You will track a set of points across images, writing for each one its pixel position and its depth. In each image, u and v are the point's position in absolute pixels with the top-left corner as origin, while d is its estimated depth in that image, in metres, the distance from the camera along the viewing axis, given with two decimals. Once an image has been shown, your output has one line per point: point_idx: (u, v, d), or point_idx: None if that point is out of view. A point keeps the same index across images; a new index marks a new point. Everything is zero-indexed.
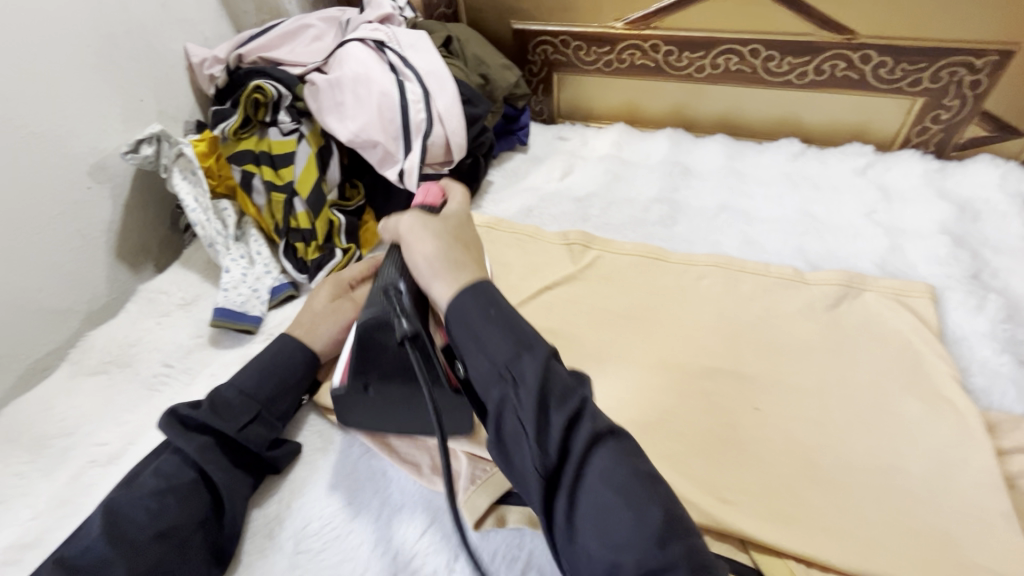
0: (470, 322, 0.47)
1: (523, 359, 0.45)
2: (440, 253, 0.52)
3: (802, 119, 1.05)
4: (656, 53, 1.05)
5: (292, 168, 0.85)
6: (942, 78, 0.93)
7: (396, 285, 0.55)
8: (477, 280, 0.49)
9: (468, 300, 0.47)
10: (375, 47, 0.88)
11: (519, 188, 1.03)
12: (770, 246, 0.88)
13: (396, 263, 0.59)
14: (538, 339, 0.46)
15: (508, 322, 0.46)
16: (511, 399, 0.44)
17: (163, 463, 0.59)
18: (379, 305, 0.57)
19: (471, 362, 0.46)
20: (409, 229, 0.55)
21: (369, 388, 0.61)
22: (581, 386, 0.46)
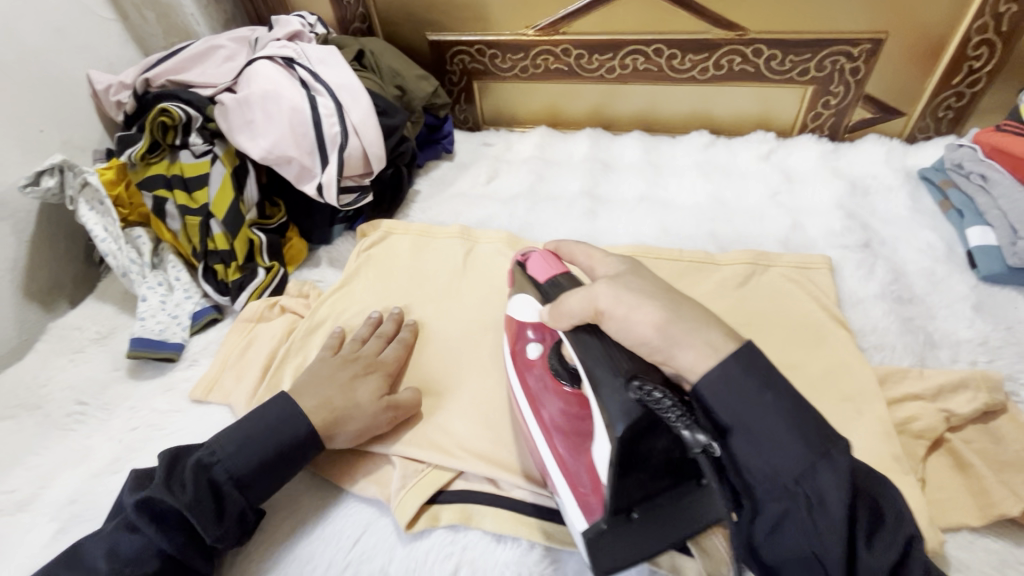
0: (748, 417, 0.42)
1: (819, 471, 0.41)
2: (670, 319, 0.46)
3: (710, 112, 1.12)
4: (568, 57, 1.09)
5: (206, 190, 0.84)
6: (827, 67, 1.01)
7: (638, 381, 0.44)
8: (739, 345, 0.45)
9: (737, 372, 0.43)
10: (284, 64, 0.88)
11: (446, 195, 1.04)
12: (685, 232, 0.93)
13: (603, 349, 0.48)
14: (834, 442, 0.42)
15: (796, 408, 0.43)
16: (802, 510, 0.42)
17: (121, 542, 0.53)
18: (630, 409, 0.44)
19: (761, 466, 0.42)
20: (616, 298, 0.48)
21: (633, 513, 0.47)
22: (891, 516, 0.45)
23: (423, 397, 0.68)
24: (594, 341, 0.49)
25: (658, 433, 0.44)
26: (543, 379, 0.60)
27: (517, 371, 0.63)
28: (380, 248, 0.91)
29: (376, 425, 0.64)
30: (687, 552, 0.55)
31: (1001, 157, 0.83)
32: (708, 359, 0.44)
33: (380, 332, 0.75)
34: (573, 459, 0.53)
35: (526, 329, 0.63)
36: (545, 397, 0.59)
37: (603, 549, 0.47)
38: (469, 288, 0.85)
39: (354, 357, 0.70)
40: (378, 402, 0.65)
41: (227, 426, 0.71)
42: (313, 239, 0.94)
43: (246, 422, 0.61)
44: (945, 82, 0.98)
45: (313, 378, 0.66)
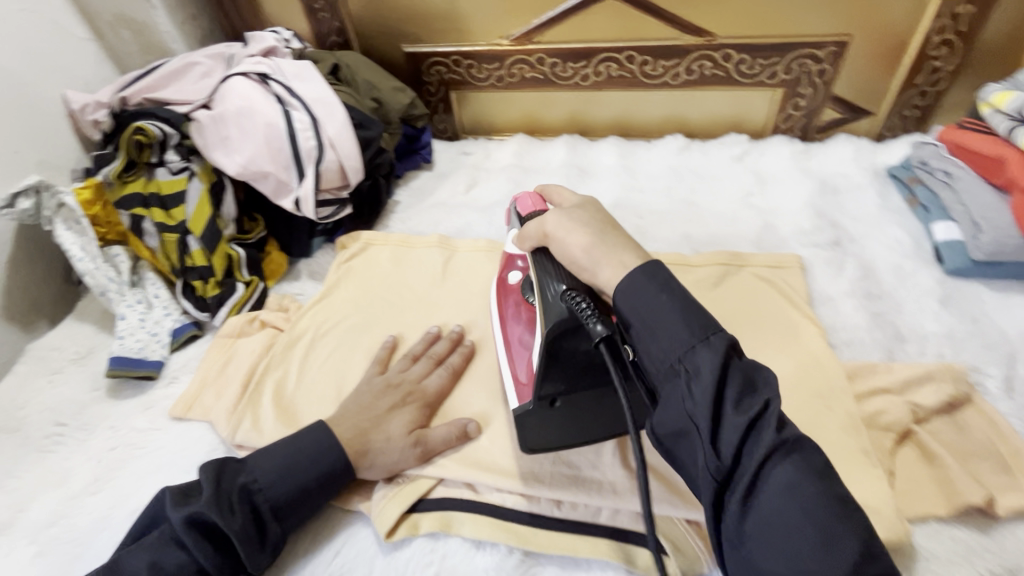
0: (645, 309, 0.48)
1: (698, 351, 0.45)
2: (595, 243, 0.55)
3: (684, 116, 1.13)
4: (542, 65, 1.11)
5: (184, 207, 0.84)
6: (795, 69, 1.03)
7: (569, 291, 0.55)
8: (648, 263, 0.51)
9: (641, 279, 0.49)
10: (259, 80, 0.89)
11: (425, 205, 1.05)
12: (661, 235, 0.94)
13: (543, 262, 0.60)
14: (716, 329, 0.46)
15: (686, 306, 0.47)
16: (679, 383, 0.45)
17: (163, 558, 0.52)
18: (556, 310, 0.56)
19: (650, 349, 0.48)
20: (558, 225, 0.58)
21: (558, 401, 0.58)
22: (760, 382, 0.44)
23: (457, 436, 0.65)
24: (540, 261, 0.60)
25: (576, 334, 0.56)
26: (515, 303, 0.69)
27: (498, 299, 0.72)
28: (359, 260, 0.92)
29: (403, 461, 0.62)
30: (661, 551, 0.57)
31: (962, 154, 0.84)
32: (620, 272, 0.52)
33: (432, 353, 0.73)
34: (521, 362, 0.64)
35: (515, 258, 0.70)
36: (516, 317, 0.68)
37: (531, 425, 0.58)
38: (448, 296, 0.86)
39: (397, 383, 0.68)
40: (408, 437, 0.63)
41: (207, 441, 0.71)
42: (293, 252, 0.94)
43: (290, 446, 0.60)
44: (909, 82, 1.01)
45: (353, 407, 0.65)
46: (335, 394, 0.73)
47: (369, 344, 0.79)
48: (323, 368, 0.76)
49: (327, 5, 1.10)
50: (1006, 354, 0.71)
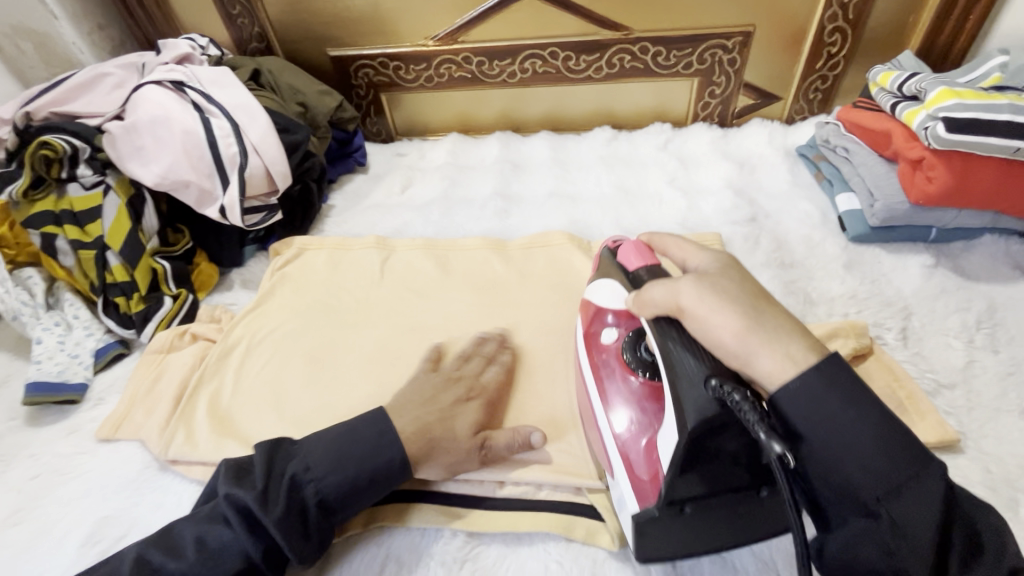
0: (823, 430, 0.42)
1: (911, 488, 0.40)
2: (752, 327, 0.46)
3: (611, 108, 1.18)
4: (469, 64, 1.13)
5: (99, 222, 0.81)
6: (708, 59, 1.09)
7: (714, 378, 0.43)
8: (825, 359, 0.44)
9: (817, 384, 0.43)
10: (174, 87, 0.86)
11: (361, 208, 1.04)
12: (593, 222, 0.98)
13: (675, 338, 0.48)
14: (923, 462, 0.41)
15: (884, 425, 0.42)
16: (882, 527, 0.40)
17: (209, 535, 0.53)
18: (707, 404, 0.43)
19: (844, 476, 0.42)
20: (698, 299, 0.48)
21: (687, 507, 0.47)
22: (985, 530, 0.41)
23: (522, 444, 0.62)
24: (663, 332, 0.49)
25: (727, 433, 0.44)
26: (613, 367, 0.58)
27: (587, 355, 0.61)
28: (295, 265, 0.90)
29: (467, 463, 0.61)
30: (598, 518, 0.60)
31: (857, 131, 0.91)
32: (787, 367, 0.44)
33: (484, 350, 0.72)
34: (633, 447, 0.52)
35: (605, 312, 0.61)
36: (612, 379, 0.57)
37: (652, 538, 0.48)
38: (386, 295, 0.86)
39: (457, 377, 0.67)
40: (473, 438, 0.61)
41: (139, 460, 0.69)
42: (223, 263, 0.92)
43: (342, 438, 0.58)
44: (811, 67, 1.08)
45: (416, 399, 0.63)
46: (272, 401, 0.73)
47: (307, 347, 0.79)
48: (259, 377, 0.75)
49: (246, 10, 1.08)
50: (901, 309, 0.78)
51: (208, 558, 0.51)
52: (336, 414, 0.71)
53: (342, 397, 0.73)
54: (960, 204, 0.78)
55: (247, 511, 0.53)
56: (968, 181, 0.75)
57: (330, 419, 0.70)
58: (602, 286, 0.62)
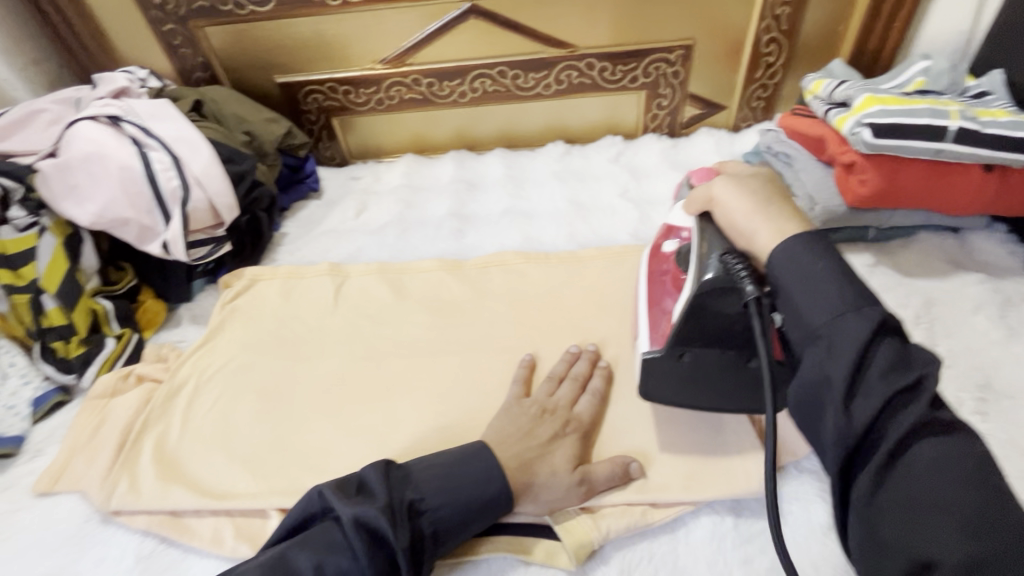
0: (794, 279, 0.45)
1: (846, 321, 0.41)
2: (759, 208, 0.51)
3: (563, 123, 1.20)
4: (418, 86, 1.13)
5: (34, 264, 0.77)
6: (652, 73, 1.12)
7: (727, 253, 0.53)
8: (812, 229, 0.47)
9: (799, 246, 0.46)
10: (110, 122, 0.84)
11: (315, 234, 1.03)
12: (547, 237, 0.98)
13: (711, 228, 0.57)
14: (866, 303, 0.42)
15: (846, 275, 0.43)
16: (817, 347, 0.42)
17: (328, 562, 0.51)
18: (709, 270, 0.55)
19: (798, 308, 0.44)
20: (724, 190, 0.54)
21: (683, 356, 0.59)
22: (918, 361, 0.40)
23: (621, 474, 0.63)
24: (704, 228, 0.58)
25: (729, 294, 0.55)
26: (668, 270, 0.66)
27: (649, 264, 0.70)
28: (245, 298, 0.88)
29: (566, 499, 0.60)
30: (557, 538, 0.60)
31: (795, 138, 0.94)
32: (778, 233, 0.48)
33: (574, 374, 0.71)
34: (659, 327, 0.63)
35: (675, 229, 0.67)
36: (665, 287, 0.66)
37: (653, 378, 0.61)
38: (340, 323, 0.84)
39: (552, 408, 0.66)
40: (574, 473, 0.61)
41: (80, 512, 0.66)
42: (171, 299, 0.90)
43: (454, 465, 0.58)
44: (751, 76, 1.12)
45: (514, 433, 0.62)
46: (223, 439, 0.71)
47: (256, 382, 0.77)
48: (208, 417, 0.73)
49: (187, 39, 1.07)
50: None
51: None
52: (288, 451, 0.69)
53: (294, 432, 0.71)
54: (892, 205, 0.81)
55: (372, 530, 0.52)
56: (898, 182, 0.78)
57: (282, 458, 0.69)
58: (682, 203, 0.67)
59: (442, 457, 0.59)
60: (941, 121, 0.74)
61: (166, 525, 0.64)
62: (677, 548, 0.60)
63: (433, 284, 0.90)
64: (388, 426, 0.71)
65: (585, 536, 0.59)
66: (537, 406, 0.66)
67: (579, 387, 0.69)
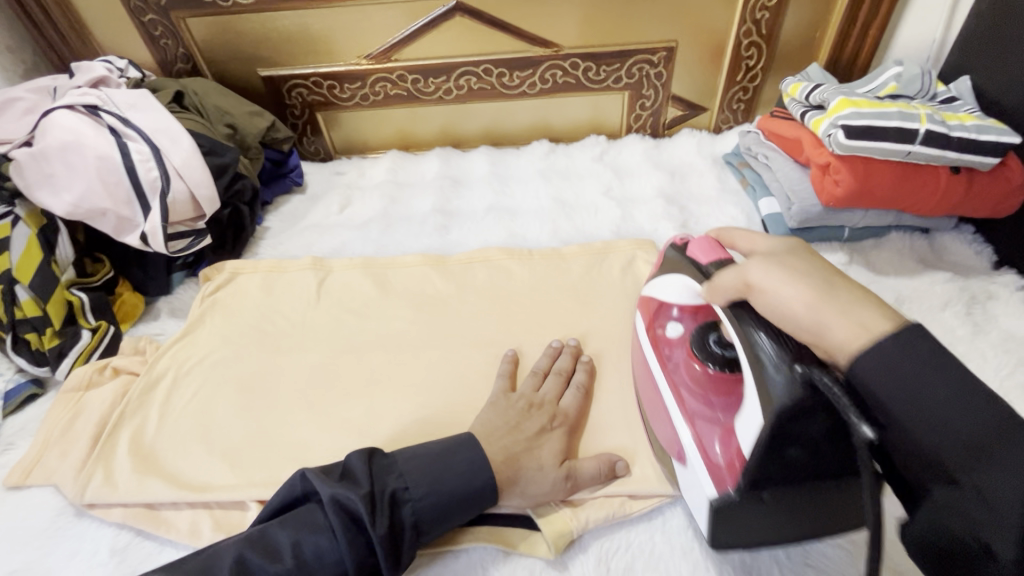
0: (900, 393, 0.38)
1: (996, 461, 0.35)
2: (822, 297, 0.45)
3: (549, 122, 1.21)
4: (404, 82, 1.13)
5: (6, 254, 0.75)
6: (636, 74, 1.13)
7: (794, 362, 0.45)
8: (902, 327, 0.40)
9: (898, 353, 0.39)
10: (87, 112, 0.82)
11: (298, 229, 1.03)
12: (531, 234, 0.99)
13: (750, 318, 0.50)
14: (1014, 431, 0.35)
15: (967, 387, 0.37)
16: (966, 495, 0.36)
17: (306, 543, 0.51)
18: (779, 393, 0.45)
19: (923, 444, 0.38)
20: (768, 276, 0.48)
21: (765, 491, 0.49)
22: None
23: (606, 472, 0.63)
24: (741, 315, 0.50)
25: (811, 419, 0.45)
26: (679, 359, 0.62)
27: (654, 351, 0.65)
28: (226, 291, 0.88)
29: (553, 494, 0.60)
30: (536, 528, 0.61)
31: (774, 139, 0.96)
32: (864, 338, 0.41)
33: (558, 369, 0.72)
34: (712, 444, 0.54)
35: (668, 307, 0.66)
36: (685, 377, 0.60)
37: (732, 520, 0.51)
38: (323, 317, 0.84)
39: (539, 403, 0.67)
40: (560, 468, 0.61)
41: (52, 505, 0.65)
42: (149, 291, 0.88)
43: (440, 458, 0.58)
44: (732, 79, 1.14)
45: (501, 425, 0.63)
46: (202, 432, 0.70)
47: (237, 375, 0.76)
48: (186, 410, 0.72)
49: (168, 30, 1.05)
50: None
51: (305, 568, 0.50)
52: (267, 444, 0.69)
53: (274, 425, 0.71)
54: (865, 205, 0.83)
55: (352, 515, 0.52)
56: (870, 183, 0.81)
57: (262, 450, 0.68)
58: (673, 278, 0.63)
59: (430, 448, 0.59)
60: (910, 124, 0.76)
61: (142, 517, 0.63)
62: (653, 538, 0.61)
63: (417, 279, 0.90)
64: (370, 418, 0.71)
65: (565, 525, 0.60)
66: (524, 400, 0.66)
67: (563, 382, 0.70)
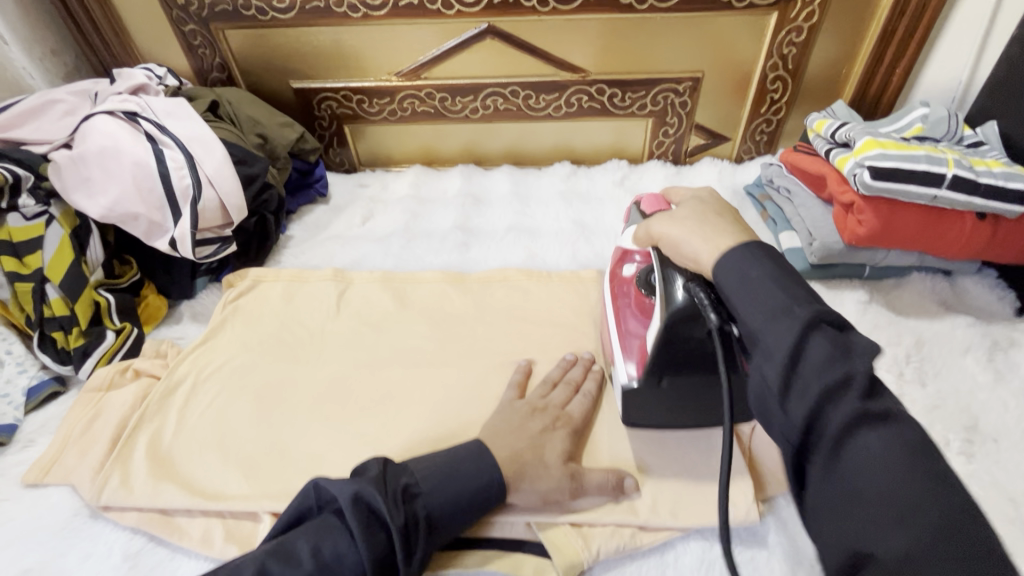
0: (737, 292, 0.47)
1: (778, 324, 0.42)
2: (699, 228, 0.54)
3: (572, 144, 1.22)
4: (432, 100, 1.15)
5: (40, 254, 0.77)
6: (661, 101, 1.14)
7: (693, 282, 0.56)
8: (746, 243, 0.49)
9: (741, 259, 0.48)
10: (127, 118, 0.85)
11: (320, 239, 1.04)
12: (550, 256, 1.00)
13: (670, 263, 0.59)
14: (798, 303, 0.43)
15: (781, 279, 0.45)
16: (760, 355, 0.43)
17: (325, 542, 0.51)
18: (676, 300, 0.57)
19: (742, 318, 0.46)
20: (661, 227, 0.58)
21: (663, 380, 0.63)
22: (856, 351, 0.40)
23: (614, 484, 0.63)
24: (661, 261, 0.60)
25: (697, 320, 0.57)
26: (630, 292, 0.69)
27: (610, 288, 0.73)
28: (248, 298, 0.89)
29: (559, 493, 0.61)
30: (547, 556, 0.61)
31: (796, 173, 0.96)
32: (716, 252, 0.50)
33: (570, 378, 0.73)
34: (633, 359, 0.65)
35: (631, 253, 0.72)
36: (630, 309, 0.69)
37: (637, 404, 0.65)
38: (342, 330, 0.85)
39: (543, 406, 0.68)
40: (565, 468, 0.62)
41: (69, 506, 0.66)
42: (172, 295, 0.90)
43: (448, 460, 0.59)
44: (756, 110, 1.15)
45: (505, 427, 0.65)
46: (218, 440, 0.71)
47: (255, 384, 0.77)
48: (204, 417, 0.73)
49: (207, 41, 1.08)
50: None
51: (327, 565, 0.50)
52: (283, 455, 0.69)
53: (289, 436, 0.71)
54: (888, 245, 0.83)
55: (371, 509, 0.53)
56: (894, 224, 0.81)
57: (276, 461, 0.69)
58: (625, 225, 0.73)
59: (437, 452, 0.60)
60: (938, 168, 0.76)
61: (156, 523, 0.63)
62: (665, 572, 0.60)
63: (436, 296, 0.91)
64: (384, 435, 0.71)
65: (576, 555, 0.60)
66: (528, 403, 0.69)
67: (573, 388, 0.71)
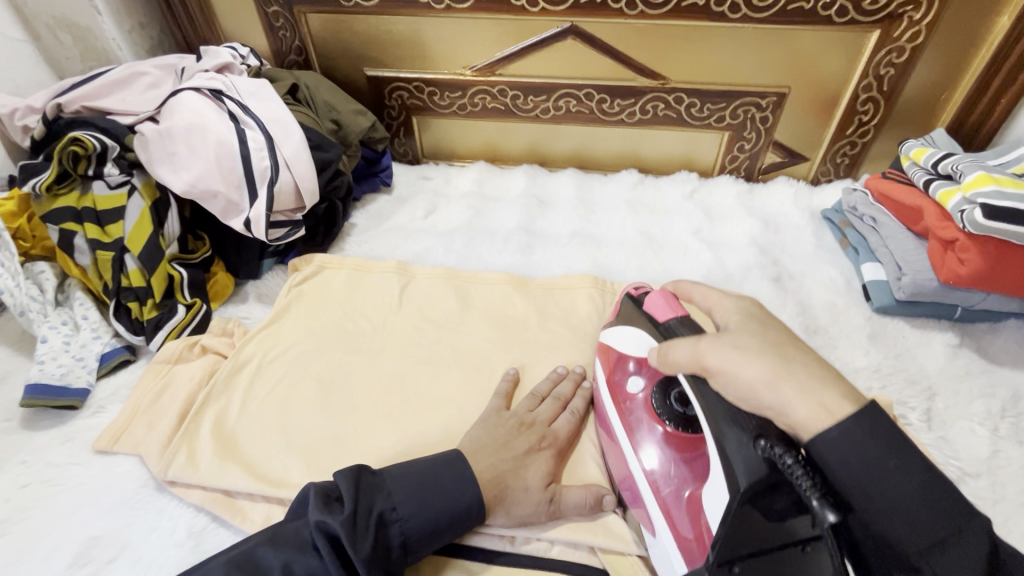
0: (860, 475, 0.41)
1: (940, 543, 0.39)
2: (783, 374, 0.44)
3: (640, 152, 1.19)
4: (504, 97, 1.13)
5: (121, 224, 0.79)
6: (740, 115, 1.10)
7: (763, 438, 0.44)
8: (862, 408, 0.42)
9: (863, 434, 0.41)
10: (212, 96, 0.85)
11: (383, 229, 1.04)
12: (616, 267, 0.97)
13: (712, 393, 0.48)
14: (945, 499, 0.40)
15: (913, 468, 0.40)
16: (918, 575, 0.39)
17: (297, 562, 0.50)
18: (750, 464, 0.44)
19: (878, 519, 0.40)
20: (721, 359, 0.46)
21: (735, 573, 0.45)
22: (1005, 567, 0.39)
23: (592, 504, 0.61)
24: (704, 392, 0.48)
25: (781, 495, 0.44)
26: (641, 415, 0.59)
27: (614, 402, 0.63)
28: (313, 283, 0.89)
29: (536, 516, 0.59)
30: None
31: (885, 202, 0.91)
32: (827, 420, 0.42)
33: (558, 394, 0.70)
34: (677, 500, 0.52)
35: (627, 359, 0.63)
36: (647, 434, 0.58)
37: None
38: (405, 325, 0.84)
39: (529, 421, 0.66)
40: (545, 490, 0.60)
41: (138, 476, 0.67)
42: (240, 274, 0.91)
43: (429, 475, 0.57)
44: (842, 131, 1.09)
45: (489, 444, 0.62)
46: (282, 426, 0.70)
47: (318, 371, 0.77)
48: (267, 400, 0.73)
49: (288, 22, 1.09)
50: (926, 389, 0.77)
51: None
52: (345, 447, 0.69)
53: (351, 428, 0.71)
54: (990, 288, 0.77)
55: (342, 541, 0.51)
56: (999, 266, 0.75)
57: (338, 453, 0.68)
58: (626, 334, 0.63)
59: (419, 467, 0.58)
60: None
61: (219, 506, 0.64)
62: None
63: (499, 299, 0.89)
64: (445, 436, 0.70)
65: None
66: (511, 414, 0.66)
67: (560, 405, 0.68)
